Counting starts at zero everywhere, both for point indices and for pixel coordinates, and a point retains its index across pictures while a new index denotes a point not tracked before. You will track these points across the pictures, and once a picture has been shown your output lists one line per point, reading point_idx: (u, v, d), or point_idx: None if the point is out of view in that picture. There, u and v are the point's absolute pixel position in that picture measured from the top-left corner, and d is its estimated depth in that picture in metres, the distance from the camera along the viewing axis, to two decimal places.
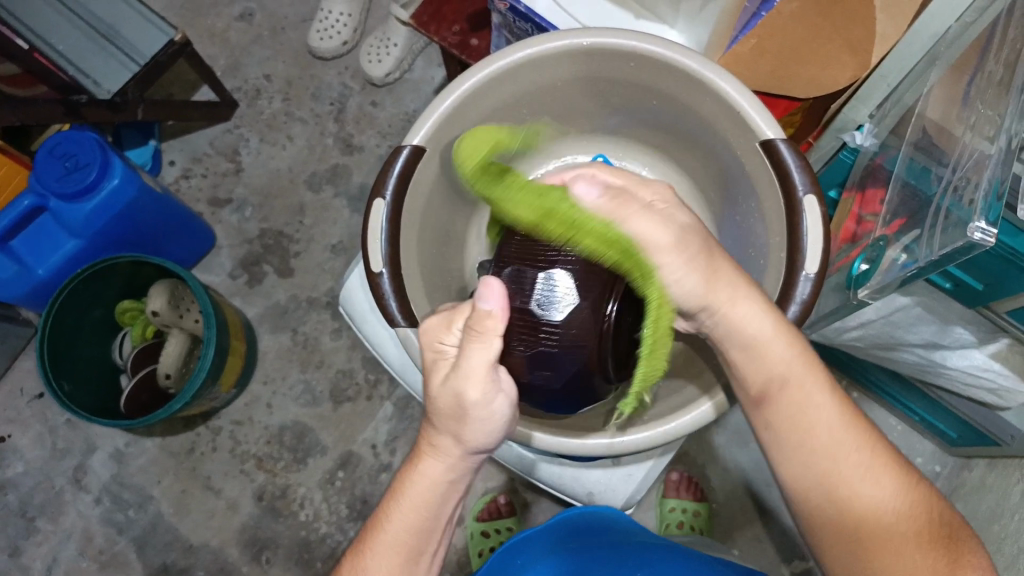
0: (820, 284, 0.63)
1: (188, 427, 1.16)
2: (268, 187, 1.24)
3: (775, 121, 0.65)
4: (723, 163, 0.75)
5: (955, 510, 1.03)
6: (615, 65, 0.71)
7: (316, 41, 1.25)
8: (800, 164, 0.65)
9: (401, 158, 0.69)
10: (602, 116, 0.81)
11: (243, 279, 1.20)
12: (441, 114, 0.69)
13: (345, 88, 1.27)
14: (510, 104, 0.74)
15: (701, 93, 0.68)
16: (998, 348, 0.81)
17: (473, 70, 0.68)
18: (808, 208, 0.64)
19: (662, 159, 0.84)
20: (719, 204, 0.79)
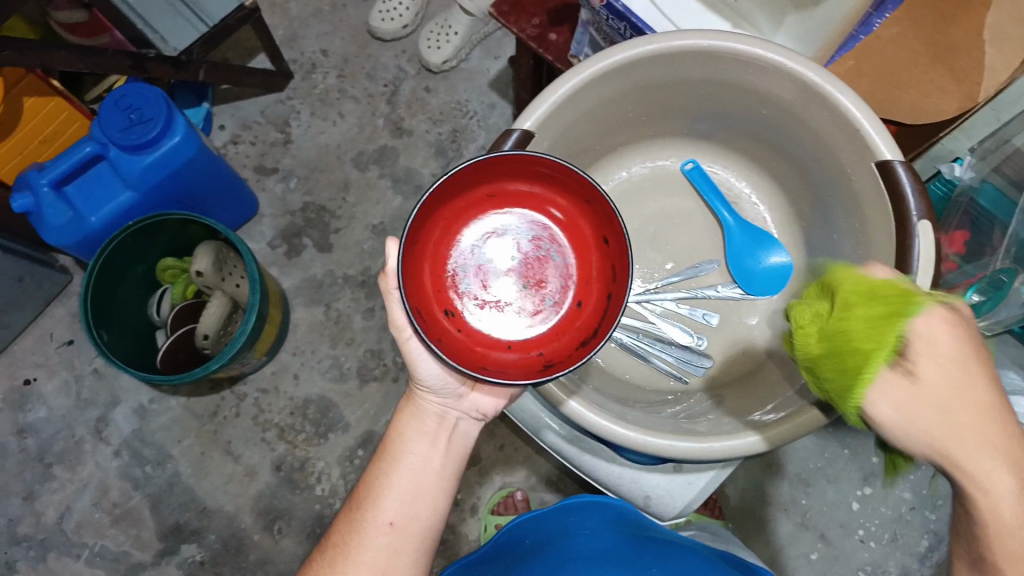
0: None
1: (213, 391, 1.16)
2: (316, 161, 1.24)
3: (894, 143, 0.64)
4: (821, 177, 0.75)
5: None
6: (737, 73, 0.70)
7: (376, 21, 1.26)
8: (915, 187, 0.63)
9: (510, 140, 0.67)
10: (699, 121, 0.81)
11: (282, 250, 1.21)
12: (557, 101, 0.68)
13: (400, 70, 1.28)
14: (615, 98, 0.74)
15: (819, 110, 0.68)
16: None
17: (588, 62, 0.68)
18: (921, 231, 0.62)
19: (755, 168, 0.83)
20: (811, 221, 0.79)
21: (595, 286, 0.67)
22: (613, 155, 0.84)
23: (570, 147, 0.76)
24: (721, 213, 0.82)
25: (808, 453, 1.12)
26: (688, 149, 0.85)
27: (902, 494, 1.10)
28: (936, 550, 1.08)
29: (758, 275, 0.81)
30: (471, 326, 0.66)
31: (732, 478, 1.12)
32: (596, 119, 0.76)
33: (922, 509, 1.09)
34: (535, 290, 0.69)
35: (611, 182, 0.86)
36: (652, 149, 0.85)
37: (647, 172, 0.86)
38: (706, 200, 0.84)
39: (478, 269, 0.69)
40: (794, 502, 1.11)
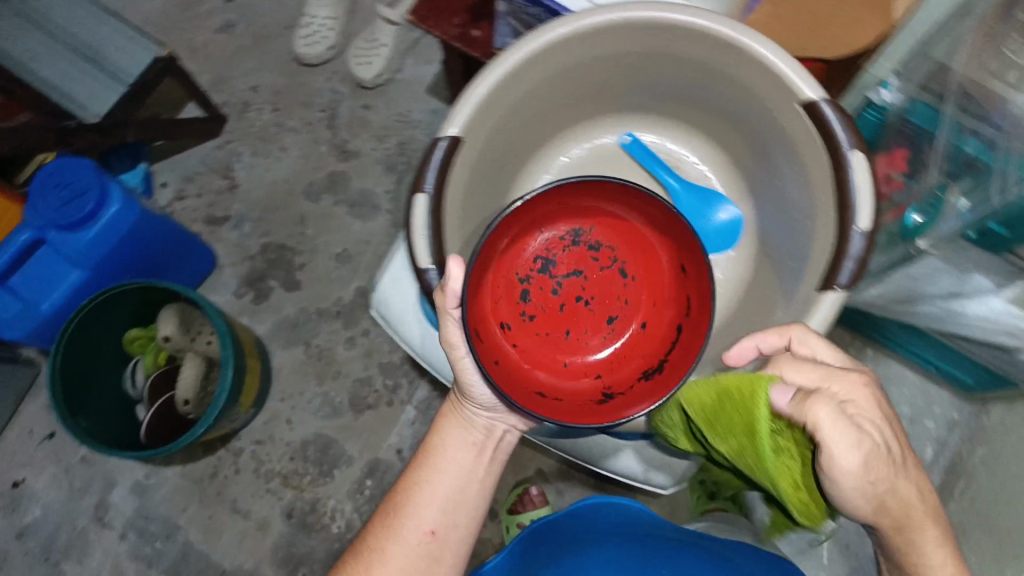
0: (872, 238, 0.62)
1: (209, 452, 1.14)
2: (266, 200, 1.22)
3: (814, 82, 0.64)
4: (751, 127, 0.74)
5: (977, 453, 1.02)
6: (654, 40, 0.70)
7: (301, 48, 1.23)
8: (843, 120, 0.63)
9: (440, 150, 0.66)
10: (626, 94, 0.79)
11: (249, 296, 1.18)
12: (480, 101, 0.67)
13: (335, 92, 1.25)
14: (538, 89, 0.72)
15: (739, 63, 0.67)
16: (1018, 292, 0.77)
17: (501, 56, 0.66)
18: (855, 163, 0.62)
19: (686, 129, 0.82)
20: (752, 172, 0.78)
21: (657, 310, 0.73)
22: (547, 143, 0.83)
23: (499, 145, 0.75)
24: (666, 181, 0.82)
25: None
26: (622, 122, 0.84)
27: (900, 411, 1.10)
28: (942, 457, 1.08)
29: (710, 232, 0.81)
30: (528, 342, 0.72)
31: None
32: (524, 112, 0.74)
33: (921, 420, 1.10)
34: (596, 307, 0.75)
35: (552, 170, 0.84)
36: (585, 129, 0.84)
37: (585, 154, 0.84)
38: (647, 169, 0.83)
39: (539, 282, 0.74)
40: None
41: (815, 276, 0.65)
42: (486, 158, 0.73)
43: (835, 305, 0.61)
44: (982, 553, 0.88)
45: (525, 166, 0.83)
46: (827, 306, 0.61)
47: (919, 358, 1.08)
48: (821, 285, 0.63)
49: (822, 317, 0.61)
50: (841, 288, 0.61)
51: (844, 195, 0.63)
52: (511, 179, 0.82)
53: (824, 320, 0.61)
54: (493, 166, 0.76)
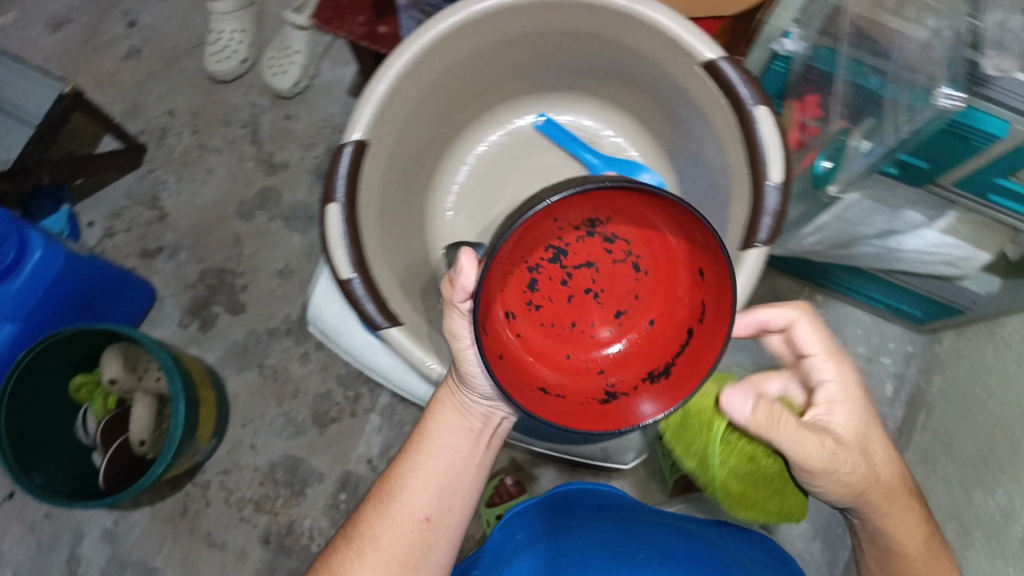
0: (787, 190, 0.61)
1: (176, 489, 1.11)
2: (199, 225, 1.19)
3: (710, 41, 0.63)
4: (659, 93, 0.73)
5: (935, 381, 1.03)
6: (551, 18, 0.69)
7: (212, 65, 1.20)
8: (744, 77, 0.62)
9: (346, 157, 0.65)
10: (535, 75, 0.78)
11: (195, 326, 1.15)
12: (379, 101, 0.65)
13: (254, 106, 1.22)
14: (441, 82, 0.71)
15: (636, 32, 0.67)
16: (948, 222, 0.79)
17: (396, 52, 0.64)
18: (760, 118, 0.62)
19: (599, 103, 0.82)
20: (668, 138, 0.78)
21: (680, 311, 0.62)
22: (461, 134, 0.81)
23: (410, 144, 0.74)
24: (585, 158, 0.81)
25: None
26: (535, 104, 0.83)
27: (855, 351, 1.10)
28: (903, 390, 1.08)
29: None
30: (530, 333, 0.65)
31: None
32: (431, 107, 0.73)
33: (878, 357, 1.10)
34: (606, 300, 0.66)
35: (469, 161, 0.83)
36: (499, 115, 0.83)
37: (502, 139, 0.83)
38: (565, 148, 0.82)
39: (545, 271, 0.66)
40: None
41: (735, 235, 0.65)
42: (397, 158, 0.72)
43: (758, 262, 0.61)
44: (949, 478, 0.90)
45: (442, 160, 0.81)
46: (751, 265, 0.61)
47: (868, 297, 1.07)
48: (741, 244, 0.63)
49: (747, 275, 0.61)
50: (762, 243, 0.61)
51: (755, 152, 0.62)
52: (429, 174, 0.80)
53: (749, 277, 0.61)
54: (406, 165, 0.75)
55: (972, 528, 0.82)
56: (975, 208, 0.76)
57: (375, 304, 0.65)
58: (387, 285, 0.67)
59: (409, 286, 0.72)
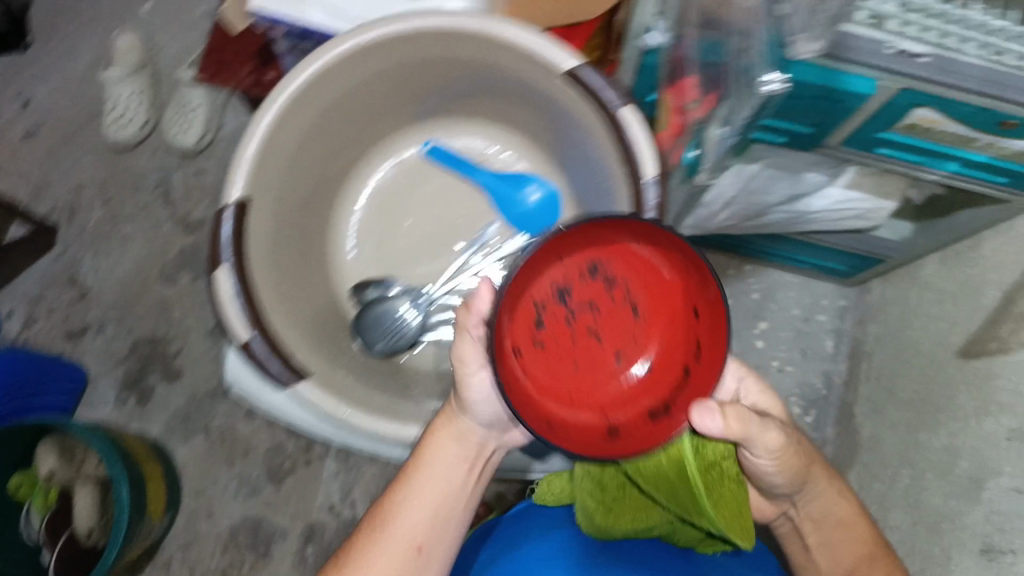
0: (664, 183, 0.61)
1: (137, 571, 1.07)
2: (122, 297, 1.15)
3: (567, 49, 0.63)
4: (533, 105, 0.72)
5: (871, 331, 1.04)
6: (412, 50, 0.68)
7: (111, 132, 1.14)
8: (605, 82, 0.62)
9: (227, 219, 0.63)
10: (416, 102, 0.77)
11: (132, 400, 1.12)
12: (252, 159, 0.64)
13: (163, 168, 1.18)
14: (316, 127, 0.70)
15: (497, 53, 0.66)
16: (849, 178, 0.83)
17: (263, 108, 0.64)
18: (628, 117, 0.62)
19: (483, 121, 0.80)
20: (552, 146, 0.77)
21: (680, 354, 0.60)
22: (350, 172, 0.80)
23: (294, 192, 0.72)
24: (477, 178, 0.80)
25: None
26: (421, 130, 0.81)
27: (792, 313, 1.10)
28: (843, 344, 1.09)
29: (531, 216, 0.79)
30: (535, 368, 0.61)
31: None
32: (310, 153, 0.72)
33: (815, 316, 1.10)
34: (609, 341, 0.63)
35: (363, 197, 0.81)
36: (387, 146, 0.81)
37: (392, 172, 0.81)
38: (457, 172, 0.80)
39: (552, 311, 0.62)
40: None
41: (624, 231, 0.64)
42: (283, 210, 0.71)
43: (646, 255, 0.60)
44: (896, 426, 0.91)
45: (334, 201, 0.80)
46: None
47: (793, 259, 1.06)
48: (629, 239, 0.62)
49: None
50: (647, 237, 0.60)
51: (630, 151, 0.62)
52: (323, 215, 0.79)
53: None
54: (294, 214, 0.73)
55: (924, 471, 0.83)
56: (865, 164, 0.79)
57: (278, 358, 0.65)
58: (292, 339, 0.68)
59: (315, 336, 0.71)
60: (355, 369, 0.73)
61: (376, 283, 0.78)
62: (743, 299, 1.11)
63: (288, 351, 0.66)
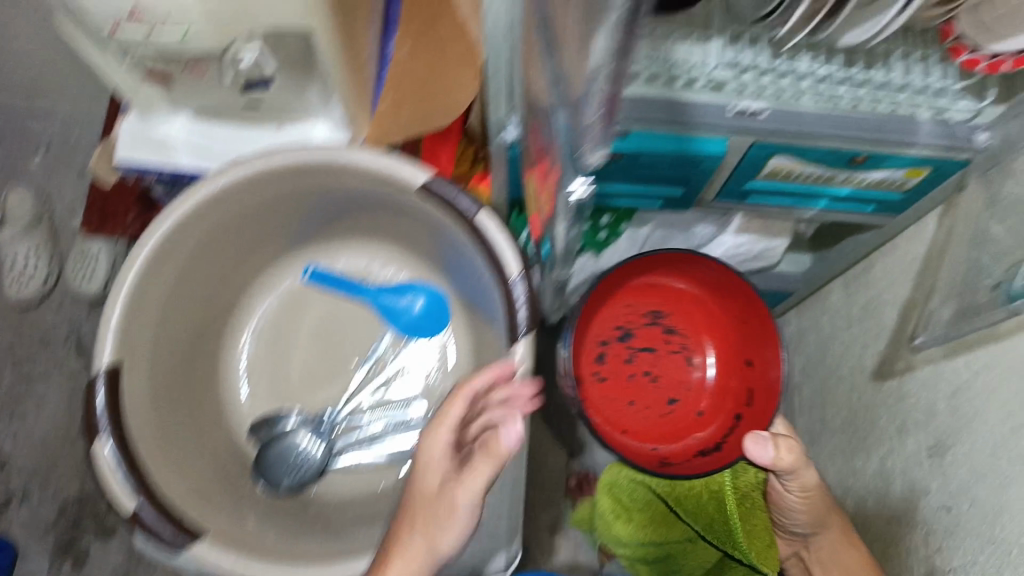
0: (533, 278, 0.59)
1: None
2: (42, 460, 1.10)
3: (416, 163, 0.60)
4: (402, 216, 0.68)
5: (795, 362, 1.06)
6: (268, 189, 0.63)
7: (10, 292, 1.12)
8: (457, 189, 0.60)
9: (100, 391, 0.57)
10: (291, 230, 0.72)
11: (66, 567, 1.06)
12: (117, 327, 0.59)
13: (72, 320, 1.15)
14: (184, 278, 0.65)
15: (358, 178, 0.63)
16: (738, 225, 0.85)
17: (123, 271, 0.59)
18: (487, 223, 0.59)
19: (361, 237, 0.74)
20: (431, 254, 0.72)
21: (705, 400, 0.81)
22: (235, 309, 0.73)
23: (169, 349, 0.66)
24: (364, 296, 0.74)
25: None
26: (298, 256, 0.75)
27: None
28: None
29: (421, 325, 0.74)
30: (595, 399, 0.80)
31: (593, 451, 1.05)
32: (183, 305, 0.66)
33: None
34: (660, 384, 0.82)
35: (249, 334, 0.74)
36: (265, 280, 0.74)
37: (277, 305, 0.74)
38: (341, 292, 0.74)
39: (614, 348, 0.82)
40: None
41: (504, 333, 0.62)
42: (160, 367, 0.64)
43: (526, 354, 0.58)
44: (833, 455, 0.92)
45: (222, 342, 0.73)
46: (520, 356, 0.58)
47: None
48: (511, 338, 0.60)
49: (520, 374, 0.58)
50: (525, 333, 0.58)
51: (492, 256, 0.59)
52: (208, 365, 0.71)
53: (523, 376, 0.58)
54: (177, 369, 0.67)
55: (865, 498, 0.84)
56: (749, 214, 0.82)
57: (170, 528, 0.57)
58: (186, 502, 0.60)
59: (214, 489, 0.64)
60: (262, 513, 0.66)
61: (269, 419, 0.71)
62: None
63: (180, 514, 0.58)
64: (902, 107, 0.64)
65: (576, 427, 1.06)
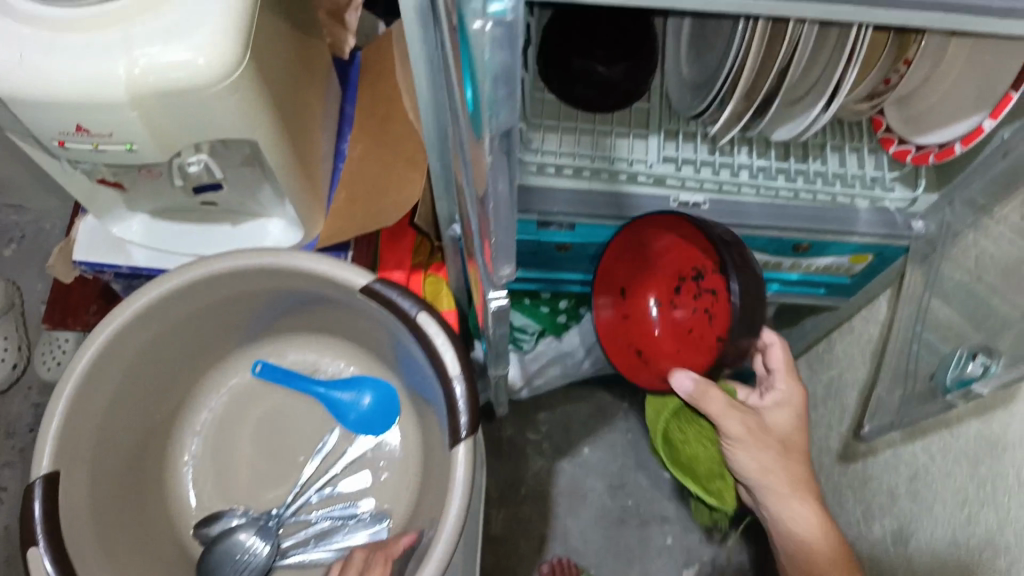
0: (473, 378, 0.59)
1: None
2: None
3: (359, 268, 0.62)
4: (347, 313, 0.69)
5: None
6: (215, 291, 0.65)
7: None
8: (399, 291, 0.61)
9: (36, 497, 0.56)
10: (240, 329, 0.72)
11: None
12: (58, 433, 0.58)
13: (39, 407, 1.07)
14: (130, 381, 0.65)
15: (302, 280, 0.64)
16: None
17: (65, 375, 0.59)
18: (426, 324, 0.60)
19: (309, 334, 0.75)
20: (378, 350, 0.73)
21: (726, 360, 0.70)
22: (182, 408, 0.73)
23: (113, 453, 0.65)
24: (315, 391, 0.74)
25: (605, 462, 1.04)
26: (248, 354, 0.75)
27: None
28: None
29: (371, 420, 0.73)
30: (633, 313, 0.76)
31: (568, 535, 1.00)
32: (129, 407, 0.66)
33: None
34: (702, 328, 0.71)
35: (198, 432, 0.73)
36: (214, 376, 0.74)
37: (223, 402, 0.74)
38: (292, 386, 0.74)
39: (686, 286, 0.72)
40: (626, 510, 1.01)
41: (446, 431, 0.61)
42: (102, 468, 0.63)
43: (467, 455, 0.57)
44: None
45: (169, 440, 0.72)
46: (462, 456, 0.57)
47: None
48: (450, 439, 0.58)
49: (462, 479, 0.57)
50: (465, 433, 0.57)
51: (430, 356, 0.59)
52: (155, 468, 0.70)
53: (463, 477, 0.57)
54: (121, 470, 0.66)
55: None
56: None
57: None
58: None
59: None
60: None
61: (211, 519, 0.70)
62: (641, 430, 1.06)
63: None
64: (839, 197, 0.65)
65: (548, 511, 1.01)
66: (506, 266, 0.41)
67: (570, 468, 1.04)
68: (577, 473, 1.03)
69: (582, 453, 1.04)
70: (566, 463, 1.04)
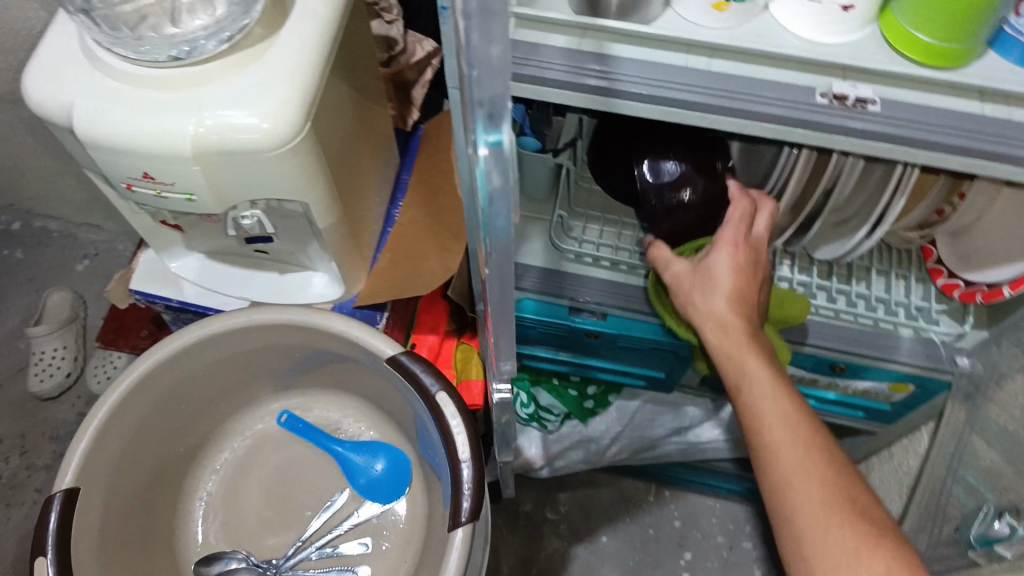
0: (481, 463, 0.59)
1: None
2: None
3: (391, 339, 0.64)
4: (372, 378, 0.71)
5: None
6: (252, 340, 0.67)
7: (34, 383, 1.10)
8: (423, 367, 0.62)
9: (52, 512, 0.58)
10: (270, 377, 0.75)
11: None
12: (82, 453, 0.60)
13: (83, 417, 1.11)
14: (158, 413, 0.68)
15: (333, 340, 0.67)
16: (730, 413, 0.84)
17: (100, 401, 0.62)
18: (443, 402, 0.60)
19: (335, 392, 0.77)
20: (397, 418, 0.74)
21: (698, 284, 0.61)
22: (205, 445, 0.75)
23: (133, 480, 0.67)
24: (332, 449, 0.75)
25: (621, 554, 1.01)
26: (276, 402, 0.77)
27: (715, 541, 1.02)
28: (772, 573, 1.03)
29: (381, 486, 0.74)
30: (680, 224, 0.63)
31: None
32: (154, 438, 0.68)
33: (739, 543, 1.02)
34: None
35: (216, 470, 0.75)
36: (240, 419, 0.77)
37: (245, 446, 0.76)
38: (312, 441, 0.76)
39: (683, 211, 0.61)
40: None
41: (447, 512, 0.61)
42: (118, 492, 0.65)
43: (462, 540, 0.56)
44: None
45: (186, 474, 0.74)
46: (458, 539, 0.56)
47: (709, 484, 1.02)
48: (449, 522, 0.57)
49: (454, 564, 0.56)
50: (464, 518, 0.57)
51: (441, 433, 0.60)
52: (168, 498, 0.72)
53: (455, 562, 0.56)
54: (136, 497, 0.67)
55: None
56: None
57: None
58: None
59: None
60: None
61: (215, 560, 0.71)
62: (664, 526, 1.03)
63: None
64: (881, 321, 0.64)
65: None
66: (508, 363, 0.43)
67: (584, 554, 1.01)
68: (590, 560, 1.00)
69: (599, 541, 1.01)
70: (580, 548, 1.01)
